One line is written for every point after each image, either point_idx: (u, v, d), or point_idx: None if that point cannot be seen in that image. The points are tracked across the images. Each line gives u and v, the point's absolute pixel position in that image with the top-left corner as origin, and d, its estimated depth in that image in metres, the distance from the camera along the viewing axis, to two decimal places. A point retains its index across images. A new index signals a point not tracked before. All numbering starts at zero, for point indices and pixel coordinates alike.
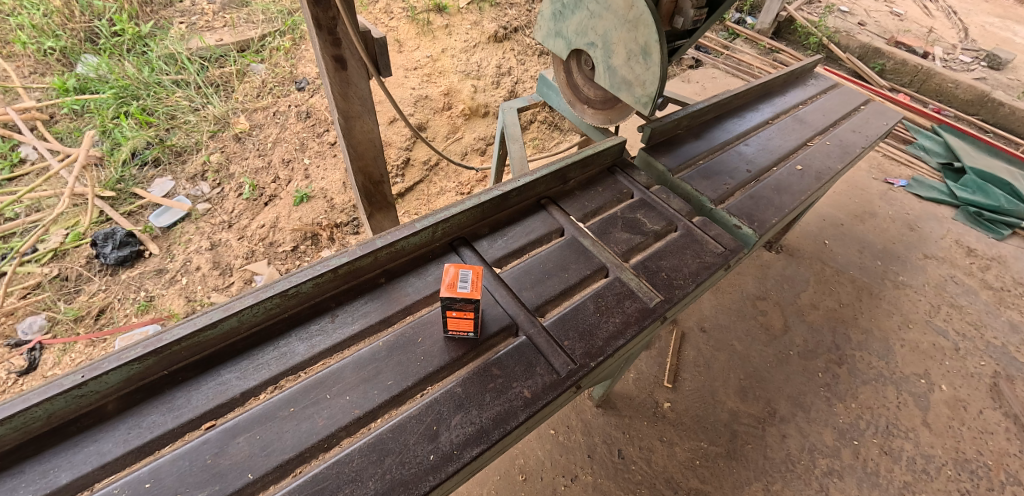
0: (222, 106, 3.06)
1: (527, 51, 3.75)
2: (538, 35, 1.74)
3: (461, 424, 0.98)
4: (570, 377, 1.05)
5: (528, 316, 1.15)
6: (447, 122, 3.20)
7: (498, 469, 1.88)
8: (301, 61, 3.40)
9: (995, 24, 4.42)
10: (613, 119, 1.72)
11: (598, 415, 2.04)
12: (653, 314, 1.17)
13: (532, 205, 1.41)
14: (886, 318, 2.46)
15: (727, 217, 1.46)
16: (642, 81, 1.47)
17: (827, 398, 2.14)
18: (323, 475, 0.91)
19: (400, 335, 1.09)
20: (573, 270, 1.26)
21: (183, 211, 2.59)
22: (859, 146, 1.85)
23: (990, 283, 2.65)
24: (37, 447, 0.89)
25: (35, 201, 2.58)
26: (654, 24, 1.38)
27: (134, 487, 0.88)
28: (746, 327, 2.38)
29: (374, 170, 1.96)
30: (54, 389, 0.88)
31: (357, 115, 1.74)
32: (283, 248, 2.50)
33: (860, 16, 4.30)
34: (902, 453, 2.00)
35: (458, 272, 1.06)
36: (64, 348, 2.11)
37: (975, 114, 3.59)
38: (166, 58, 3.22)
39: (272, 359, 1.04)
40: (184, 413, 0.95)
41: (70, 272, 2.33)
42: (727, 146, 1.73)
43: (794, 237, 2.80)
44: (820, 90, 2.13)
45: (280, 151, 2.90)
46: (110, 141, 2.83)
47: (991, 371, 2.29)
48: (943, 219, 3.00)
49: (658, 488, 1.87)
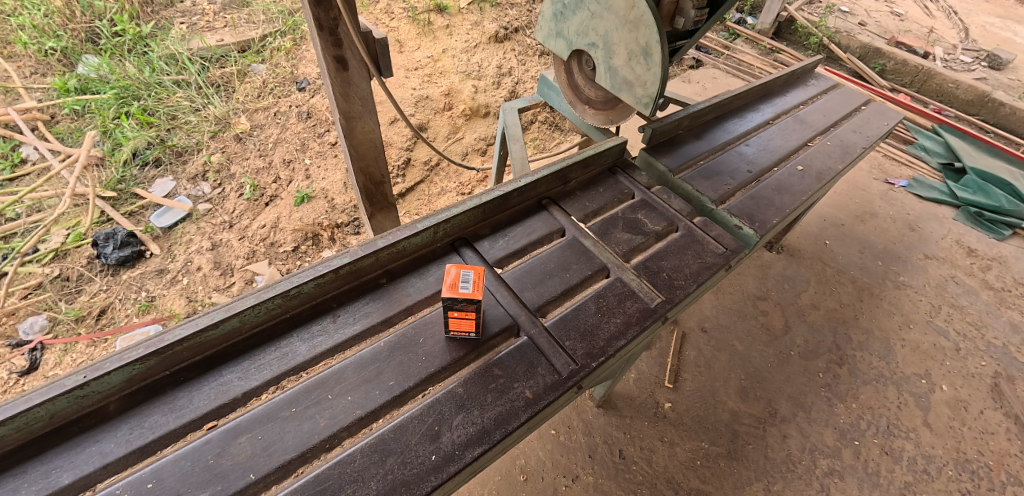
0: (222, 107, 3.07)
1: (527, 52, 3.75)
2: (539, 35, 1.74)
3: (463, 424, 0.98)
4: (571, 378, 1.05)
5: (529, 317, 1.15)
6: (448, 123, 3.20)
7: (499, 469, 1.88)
8: (302, 61, 3.40)
9: (995, 24, 4.42)
10: (614, 120, 1.72)
11: (599, 415, 2.04)
12: (654, 314, 1.17)
13: (533, 205, 1.41)
14: (887, 318, 2.46)
15: (727, 217, 1.46)
16: (643, 81, 1.47)
17: (828, 399, 2.14)
18: (325, 476, 0.91)
19: (401, 335, 1.09)
20: (574, 270, 1.26)
21: (183, 212, 2.59)
22: (859, 146, 1.85)
23: (991, 283, 2.65)
24: (39, 448, 0.89)
25: (36, 201, 2.58)
26: (655, 25, 1.38)
27: (136, 487, 0.88)
28: (747, 327, 2.38)
29: (375, 171, 1.96)
30: (56, 389, 0.89)
31: (358, 115, 1.75)
32: (284, 249, 2.50)
33: (860, 17, 4.30)
34: (903, 454, 2.00)
35: (460, 272, 1.06)
36: (65, 348, 2.11)
37: (976, 114, 3.59)
38: (167, 58, 3.23)
39: (274, 359, 1.04)
40: (186, 413, 0.95)
41: (71, 272, 2.34)
42: (727, 147, 1.73)
43: (794, 237, 2.80)
44: (820, 90, 2.13)
45: (281, 151, 2.90)
46: (111, 141, 2.83)
47: (992, 371, 2.29)
48: (944, 219, 2.99)
49: (659, 489, 1.87)
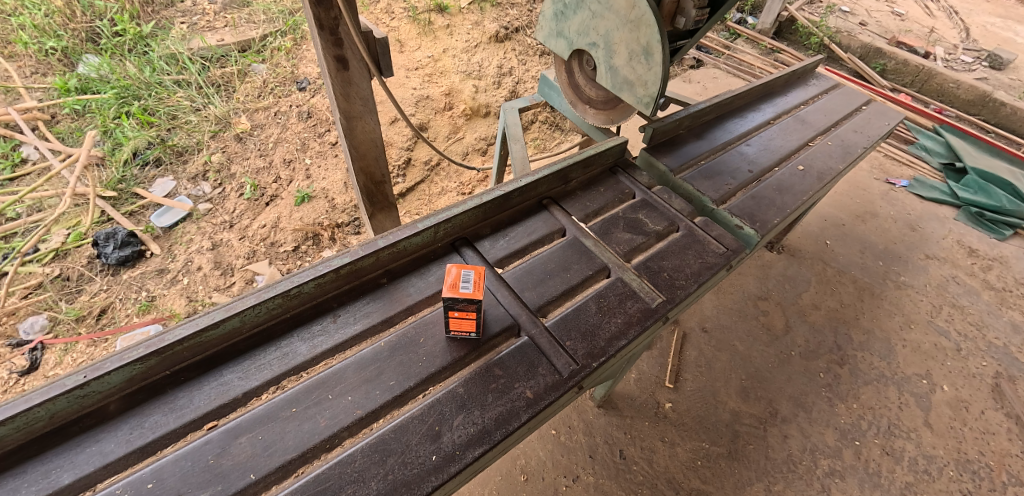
0: (223, 107, 3.07)
1: (528, 51, 3.74)
2: (539, 35, 1.74)
3: (463, 424, 0.97)
4: (572, 378, 1.05)
5: (530, 317, 1.15)
6: (448, 122, 3.20)
7: (499, 469, 1.88)
8: (302, 61, 3.39)
9: (996, 24, 4.41)
10: (614, 120, 1.72)
11: (600, 415, 2.04)
12: (654, 314, 1.17)
13: (533, 205, 1.41)
14: (887, 319, 2.45)
15: (728, 217, 1.46)
16: (644, 81, 1.46)
17: (828, 399, 2.14)
18: (326, 476, 0.90)
19: (402, 335, 1.09)
20: (575, 270, 1.26)
21: (184, 211, 2.59)
22: (860, 146, 1.84)
23: (992, 283, 2.65)
24: (39, 448, 0.89)
25: (36, 201, 2.58)
26: (655, 25, 1.38)
27: (136, 487, 0.87)
28: (747, 327, 2.38)
29: (375, 171, 1.96)
30: (57, 389, 0.88)
31: (359, 115, 1.75)
32: (284, 248, 2.50)
33: (861, 17, 4.30)
34: (904, 454, 1.99)
35: (461, 272, 1.05)
36: (66, 348, 2.11)
37: (977, 114, 3.58)
38: (167, 58, 3.23)
39: (274, 359, 1.04)
40: (186, 413, 0.95)
41: (72, 272, 2.34)
42: (728, 146, 1.73)
43: (795, 237, 2.80)
44: (821, 90, 2.13)
45: (281, 151, 2.90)
46: (111, 141, 2.83)
47: (993, 372, 2.29)
48: (945, 219, 2.99)
49: (660, 489, 1.87)
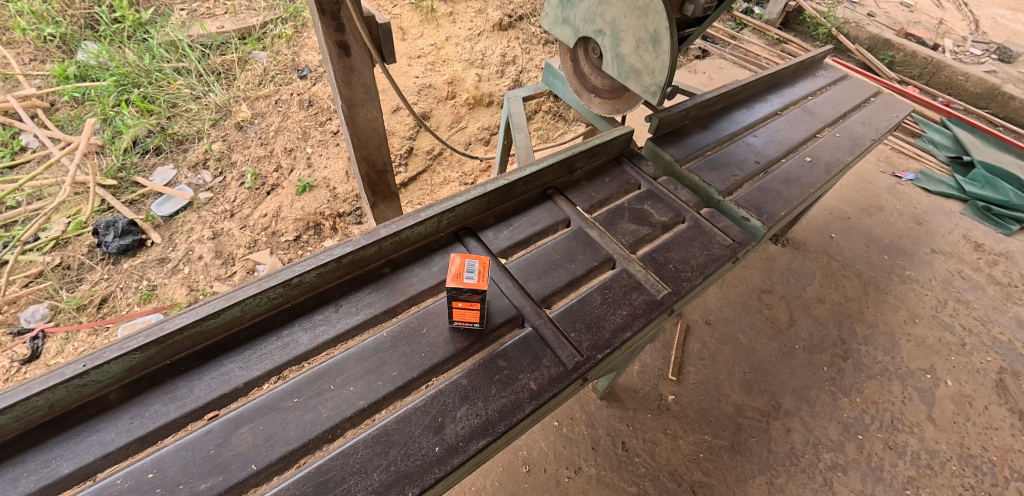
0: (223, 95, 3.03)
1: (532, 40, 3.68)
2: (545, 23, 1.72)
3: (466, 416, 0.96)
4: (576, 370, 1.03)
5: (534, 308, 1.13)
6: (450, 112, 3.17)
7: (501, 461, 1.88)
8: (303, 49, 3.34)
9: (1006, 16, 4.34)
10: (620, 109, 1.69)
11: (602, 407, 2.03)
12: (660, 307, 1.16)
13: (537, 195, 1.39)
14: (892, 313, 2.44)
15: (734, 210, 1.43)
16: (651, 69, 1.43)
17: (832, 393, 2.13)
18: (327, 468, 0.89)
19: (404, 326, 1.08)
20: (579, 261, 1.24)
21: (184, 200, 2.57)
22: (869, 138, 1.82)
23: (998, 279, 2.62)
24: (40, 437, 0.88)
25: (36, 190, 2.56)
26: (664, 11, 1.34)
27: (137, 478, 0.87)
28: (750, 319, 2.37)
29: (377, 159, 1.94)
30: (55, 378, 0.87)
31: (361, 103, 1.72)
32: (285, 238, 2.48)
33: (870, 7, 4.24)
34: (907, 448, 1.99)
35: (465, 262, 1.03)
36: (66, 337, 2.10)
37: (985, 108, 3.55)
38: (167, 45, 3.19)
39: (275, 349, 1.02)
40: (187, 403, 0.94)
41: (72, 261, 2.32)
42: (733, 138, 1.70)
43: (800, 230, 2.77)
44: (830, 82, 2.10)
45: (282, 140, 2.87)
46: (111, 129, 2.81)
47: (997, 367, 2.27)
48: (952, 213, 2.97)
49: (661, 482, 1.86)
